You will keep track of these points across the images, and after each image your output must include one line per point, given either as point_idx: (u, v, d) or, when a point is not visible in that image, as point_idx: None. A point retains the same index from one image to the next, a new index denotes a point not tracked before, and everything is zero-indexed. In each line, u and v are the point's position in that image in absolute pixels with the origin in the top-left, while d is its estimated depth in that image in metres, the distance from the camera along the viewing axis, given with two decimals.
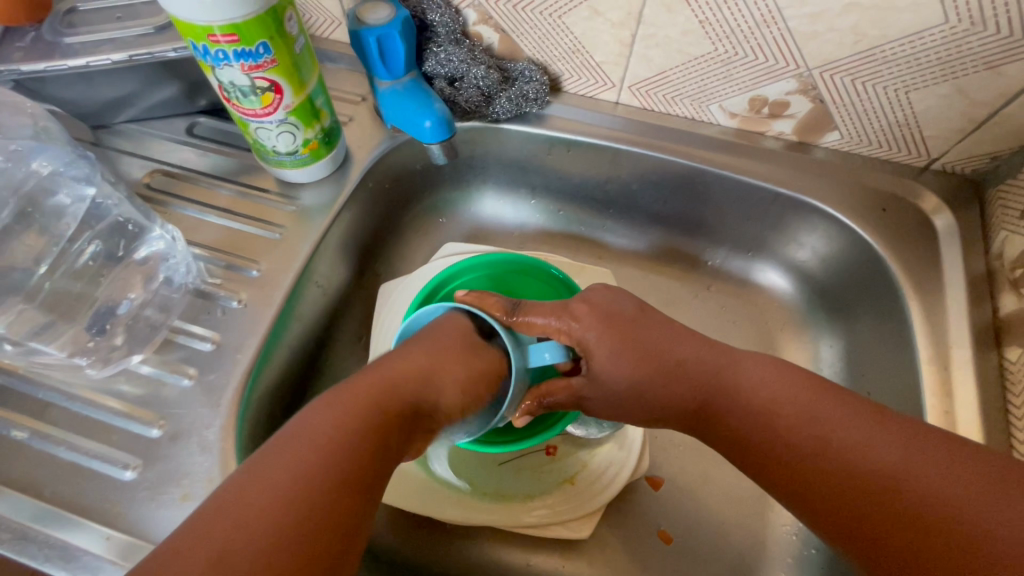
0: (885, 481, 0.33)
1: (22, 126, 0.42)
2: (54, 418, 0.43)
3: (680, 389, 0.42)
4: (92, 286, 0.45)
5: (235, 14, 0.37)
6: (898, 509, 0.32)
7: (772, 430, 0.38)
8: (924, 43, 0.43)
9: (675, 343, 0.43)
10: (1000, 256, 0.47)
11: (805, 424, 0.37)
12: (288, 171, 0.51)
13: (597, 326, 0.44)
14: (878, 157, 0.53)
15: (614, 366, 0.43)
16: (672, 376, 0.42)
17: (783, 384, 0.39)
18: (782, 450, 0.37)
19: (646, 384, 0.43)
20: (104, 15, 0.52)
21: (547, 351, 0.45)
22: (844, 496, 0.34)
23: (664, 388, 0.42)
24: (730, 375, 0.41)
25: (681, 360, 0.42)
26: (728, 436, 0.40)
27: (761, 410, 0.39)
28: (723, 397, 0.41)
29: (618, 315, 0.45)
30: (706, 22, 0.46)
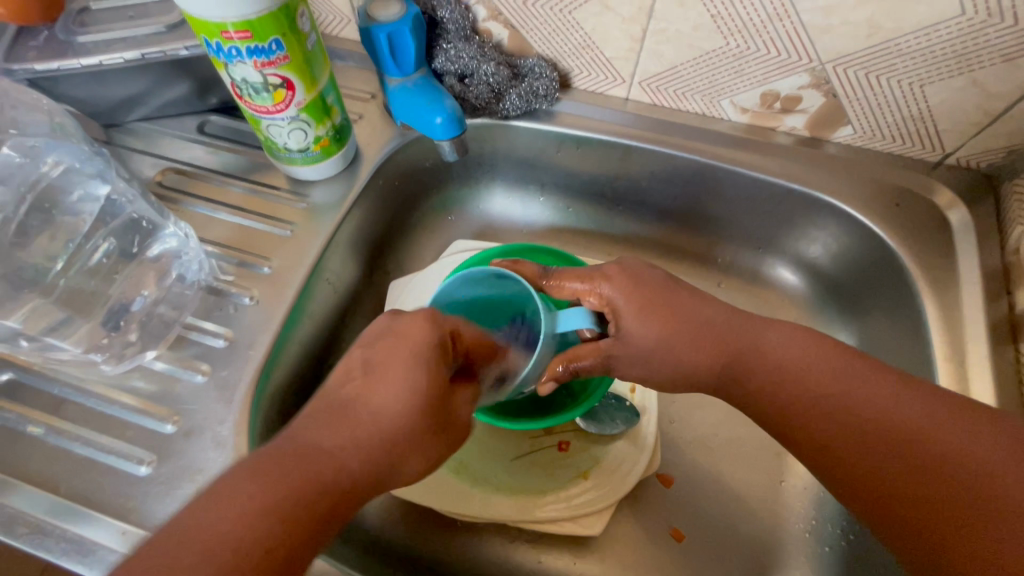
0: (913, 443, 0.34)
1: (37, 122, 0.42)
2: (69, 414, 0.43)
3: (707, 350, 0.41)
4: (106, 282, 0.45)
5: (248, 10, 0.37)
6: (922, 469, 0.33)
7: (799, 393, 0.38)
8: (939, 36, 0.42)
9: (700, 307, 0.43)
10: (1016, 251, 0.46)
11: (834, 390, 0.37)
12: (299, 168, 0.51)
13: (623, 283, 0.44)
14: (891, 152, 0.53)
15: (643, 326, 0.42)
16: (701, 337, 0.41)
17: (809, 349, 0.39)
18: (810, 415, 0.37)
19: (673, 346, 0.42)
20: (116, 14, 0.52)
21: (575, 317, 0.42)
22: (872, 459, 0.34)
23: (689, 351, 0.41)
24: (757, 339, 0.40)
25: (707, 325, 0.42)
26: (753, 402, 0.40)
27: (788, 376, 0.38)
28: (749, 362, 0.40)
29: (645, 278, 0.44)
30: (718, 16, 0.46)
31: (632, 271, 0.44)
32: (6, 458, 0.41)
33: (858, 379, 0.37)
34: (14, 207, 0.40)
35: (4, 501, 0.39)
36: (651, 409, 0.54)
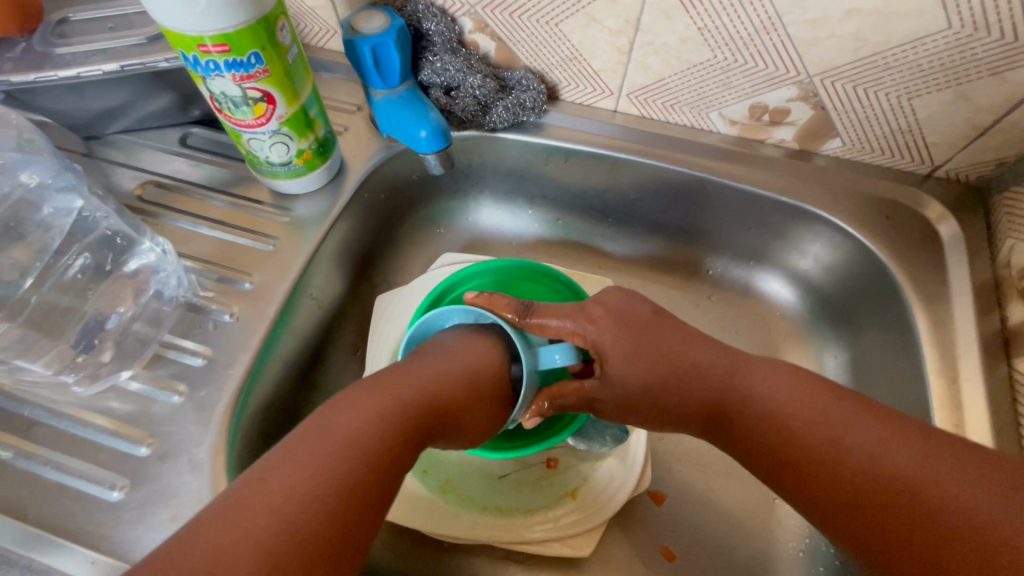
0: (897, 484, 0.33)
1: (7, 137, 0.41)
2: (39, 437, 0.42)
3: (691, 390, 0.41)
4: (80, 299, 0.44)
5: (225, 23, 0.36)
6: (908, 510, 0.32)
7: (781, 430, 0.37)
8: (926, 49, 0.42)
9: (686, 344, 0.43)
10: (1007, 265, 0.46)
11: (817, 426, 0.36)
12: (283, 182, 0.51)
13: (608, 326, 0.44)
14: (880, 164, 0.52)
15: (628, 370, 0.43)
16: (682, 377, 0.42)
17: (793, 388, 0.39)
18: (791, 451, 0.37)
19: (654, 384, 0.42)
20: (96, 26, 0.51)
21: (558, 353, 0.44)
22: (853, 498, 0.34)
23: (673, 388, 0.42)
24: (742, 377, 0.40)
25: (691, 362, 0.42)
26: (738, 438, 0.40)
27: (772, 413, 0.38)
28: (733, 400, 0.40)
29: (630, 320, 0.44)
30: (705, 29, 0.46)
31: (615, 310, 0.45)
32: None
33: (844, 416, 0.36)
34: None
35: None
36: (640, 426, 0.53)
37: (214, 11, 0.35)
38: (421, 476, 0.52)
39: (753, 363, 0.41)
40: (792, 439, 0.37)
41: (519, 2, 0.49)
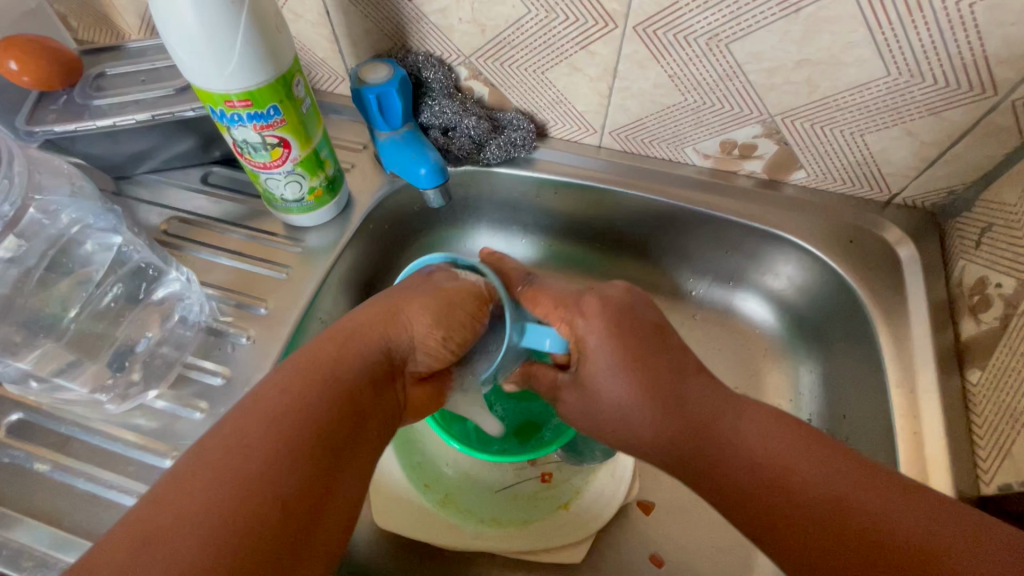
0: (889, 541, 0.32)
1: (60, 184, 0.46)
2: (73, 451, 0.46)
3: (680, 430, 0.41)
4: (113, 326, 0.48)
5: (249, 82, 0.41)
6: (882, 555, 0.32)
7: (761, 475, 0.37)
8: (871, 93, 0.47)
9: (686, 391, 0.42)
10: (959, 283, 0.50)
11: (816, 485, 0.36)
12: (295, 216, 0.55)
13: (601, 338, 0.43)
14: (843, 192, 0.57)
15: (608, 392, 0.43)
16: (670, 410, 0.41)
17: (773, 436, 0.39)
18: (786, 520, 0.35)
19: (643, 422, 0.42)
20: (130, 79, 0.57)
21: (549, 339, 0.44)
22: (854, 559, 0.33)
23: (662, 430, 0.41)
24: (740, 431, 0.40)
25: (688, 409, 0.41)
26: (728, 496, 0.39)
27: (765, 473, 0.37)
28: (725, 454, 0.39)
29: (628, 335, 0.43)
30: (675, 76, 0.51)
31: (616, 318, 0.44)
32: (14, 494, 0.44)
33: (841, 476, 0.36)
34: (35, 261, 0.44)
35: (10, 536, 0.42)
36: None
37: (239, 72, 0.40)
38: (424, 490, 0.56)
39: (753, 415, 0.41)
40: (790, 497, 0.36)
41: (509, 54, 0.55)
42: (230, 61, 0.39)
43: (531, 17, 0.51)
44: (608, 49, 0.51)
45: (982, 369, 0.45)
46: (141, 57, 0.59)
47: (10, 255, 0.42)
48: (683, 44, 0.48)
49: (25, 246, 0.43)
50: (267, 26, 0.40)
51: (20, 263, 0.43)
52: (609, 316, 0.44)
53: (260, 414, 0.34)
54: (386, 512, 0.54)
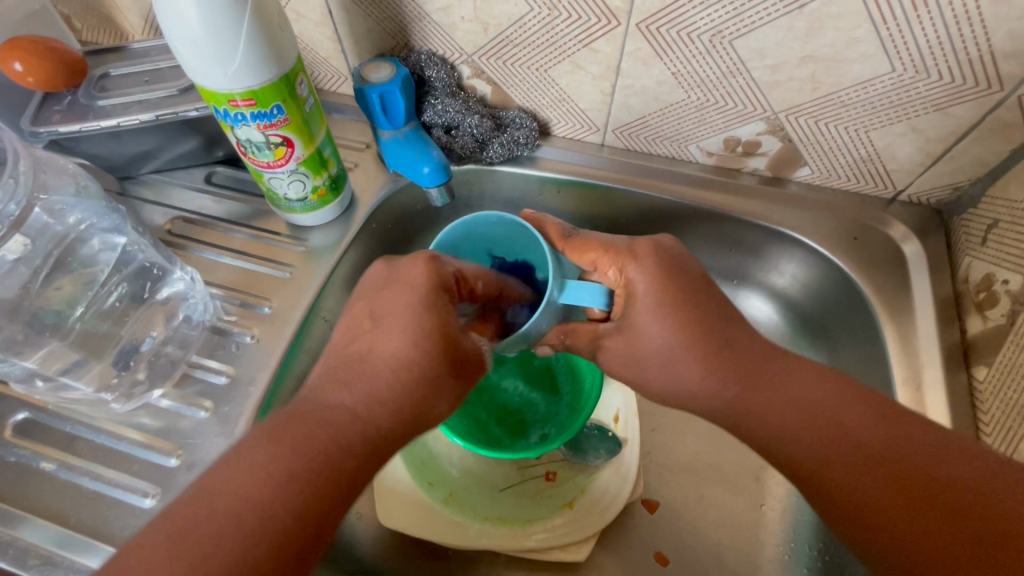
0: (936, 480, 0.34)
1: (64, 184, 0.46)
2: (79, 450, 0.46)
3: (728, 375, 0.41)
4: (118, 325, 0.48)
5: (252, 81, 0.41)
6: (928, 492, 0.34)
7: (807, 415, 0.39)
8: (875, 89, 0.47)
9: (738, 340, 0.42)
10: (965, 280, 0.50)
11: (859, 433, 0.37)
12: (298, 216, 0.55)
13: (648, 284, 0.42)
14: (847, 189, 0.57)
15: (656, 338, 0.42)
16: (719, 355, 0.42)
17: (817, 381, 0.40)
18: (833, 455, 0.37)
19: (689, 368, 0.42)
20: (133, 80, 0.58)
21: (589, 294, 0.42)
22: (891, 501, 0.35)
23: (712, 376, 0.42)
24: (787, 381, 0.41)
25: (736, 356, 0.42)
26: (770, 437, 0.40)
27: (812, 418, 0.39)
28: (770, 399, 0.40)
29: (677, 281, 0.43)
30: (678, 74, 0.51)
31: (668, 263, 0.43)
32: (20, 494, 0.44)
33: (885, 426, 0.37)
34: (41, 259, 0.44)
35: (17, 535, 0.42)
36: (633, 440, 0.57)
37: (243, 71, 0.40)
38: (428, 488, 0.56)
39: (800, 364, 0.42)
40: (836, 440, 0.37)
41: (511, 52, 0.54)
42: (233, 60, 0.40)
43: (534, 15, 0.50)
44: (611, 47, 0.51)
45: (989, 366, 0.45)
46: (145, 57, 0.60)
47: (18, 257, 0.43)
48: (686, 41, 0.48)
49: (31, 245, 0.43)
50: (271, 25, 0.40)
51: (29, 262, 0.43)
52: (661, 261, 0.43)
53: (304, 421, 0.38)
54: (391, 509, 0.54)
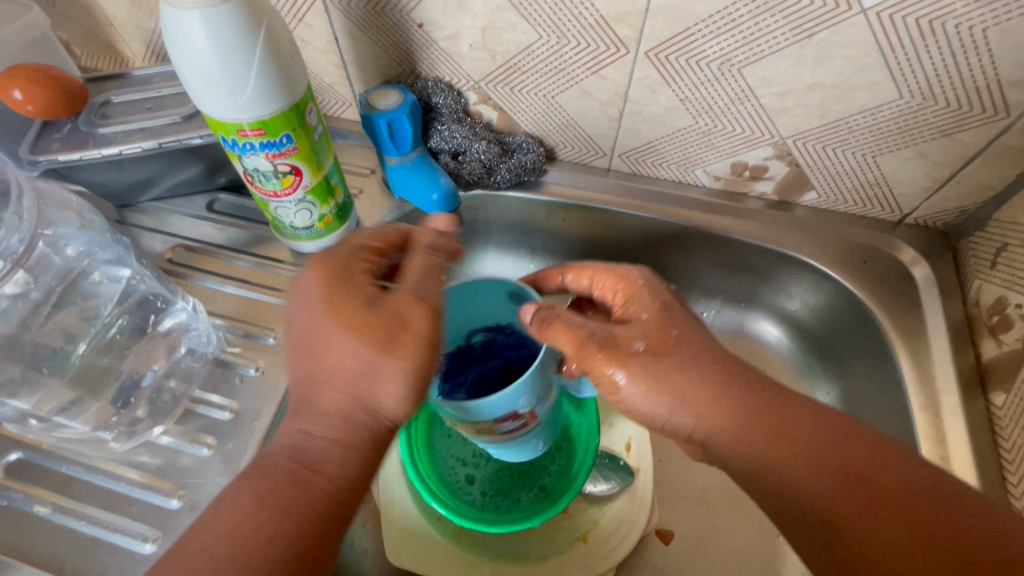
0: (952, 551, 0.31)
1: (66, 218, 0.44)
2: (75, 491, 0.44)
3: (772, 442, 0.36)
4: (118, 358, 0.47)
5: (263, 110, 0.40)
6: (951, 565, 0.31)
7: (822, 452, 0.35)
8: (883, 116, 0.47)
9: (799, 407, 0.37)
10: (976, 303, 0.50)
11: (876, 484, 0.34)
12: (303, 243, 0.54)
13: (654, 313, 0.40)
14: (853, 213, 0.57)
15: (682, 373, 0.38)
16: (756, 428, 0.36)
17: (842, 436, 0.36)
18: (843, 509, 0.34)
19: (719, 422, 0.37)
20: (135, 107, 0.57)
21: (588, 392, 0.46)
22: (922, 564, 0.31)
23: (761, 439, 0.36)
24: (858, 460, 0.35)
25: (792, 420, 0.37)
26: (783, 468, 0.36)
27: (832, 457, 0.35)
28: (809, 473, 0.35)
29: (679, 319, 0.40)
30: (686, 100, 0.51)
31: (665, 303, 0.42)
32: (14, 540, 0.42)
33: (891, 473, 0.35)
34: (42, 295, 0.43)
35: None
36: (646, 469, 0.55)
37: (254, 100, 0.39)
38: (435, 523, 0.54)
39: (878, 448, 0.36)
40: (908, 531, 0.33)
41: (519, 79, 0.55)
42: (246, 87, 0.39)
43: (542, 43, 0.50)
44: (619, 74, 0.51)
45: (1007, 393, 0.45)
46: (147, 84, 0.59)
47: (16, 292, 0.41)
48: (695, 69, 0.48)
49: (32, 282, 0.42)
50: (282, 52, 0.39)
51: (26, 299, 0.42)
52: (658, 297, 0.41)
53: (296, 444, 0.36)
54: (396, 545, 0.52)
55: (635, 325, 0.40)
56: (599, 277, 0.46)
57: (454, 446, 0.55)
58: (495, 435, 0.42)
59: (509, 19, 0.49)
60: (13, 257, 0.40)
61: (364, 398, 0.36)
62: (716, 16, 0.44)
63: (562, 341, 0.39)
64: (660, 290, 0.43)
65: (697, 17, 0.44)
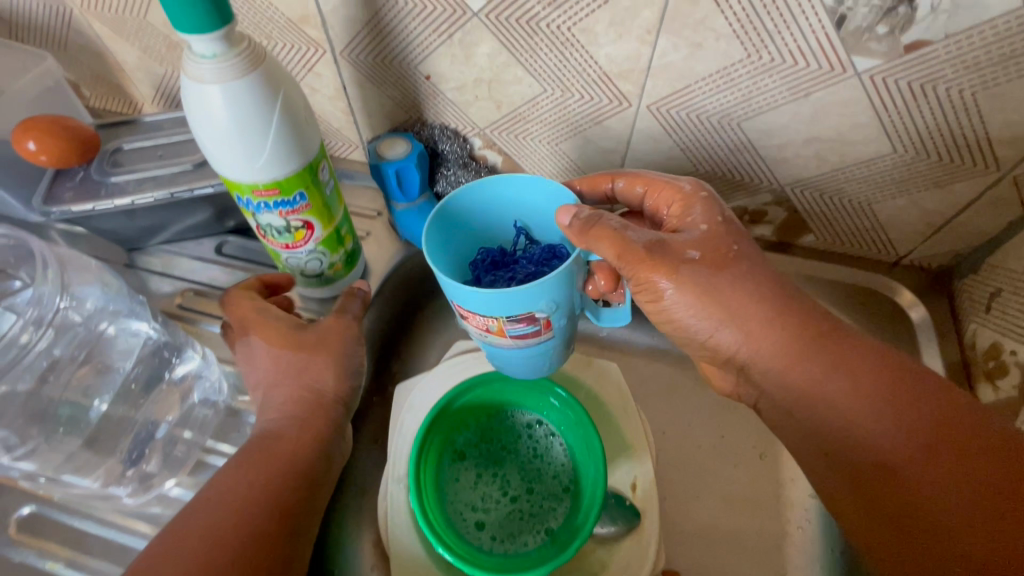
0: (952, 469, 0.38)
1: (85, 281, 0.46)
2: (88, 547, 0.46)
3: (821, 376, 0.42)
4: (134, 408, 0.49)
5: (277, 173, 0.41)
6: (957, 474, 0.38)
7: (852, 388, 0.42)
8: (878, 167, 0.48)
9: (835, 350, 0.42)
10: (972, 347, 0.52)
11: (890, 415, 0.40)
12: (313, 288, 0.55)
13: (713, 226, 0.45)
14: (851, 254, 0.58)
15: (735, 290, 0.43)
16: (806, 360, 0.42)
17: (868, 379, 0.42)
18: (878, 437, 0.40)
19: (775, 351, 0.43)
20: (145, 154, 0.58)
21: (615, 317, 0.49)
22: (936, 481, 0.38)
23: (805, 372, 0.42)
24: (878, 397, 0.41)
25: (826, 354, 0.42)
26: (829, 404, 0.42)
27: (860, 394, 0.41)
28: (854, 412, 0.41)
29: (734, 230, 0.45)
30: (687, 149, 0.53)
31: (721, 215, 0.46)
32: None
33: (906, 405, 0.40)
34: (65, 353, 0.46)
35: None
36: (652, 511, 0.55)
37: (269, 164, 0.40)
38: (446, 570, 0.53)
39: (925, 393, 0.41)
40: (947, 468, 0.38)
41: (523, 127, 0.56)
42: (262, 152, 0.40)
43: (547, 95, 0.52)
44: (622, 125, 0.52)
45: None
46: (158, 131, 0.60)
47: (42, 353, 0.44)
48: (695, 122, 0.50)
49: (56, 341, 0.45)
50: (297, 119, 0.41)
51: (50, 356, 0.45)
52: (717, 213, 0.46)
53: (277, 442, 0.44)
54: None
55: (693, 236, 0.44)
56: (655, 188, 0.48)
57: (464, 491, 0.56)
58: (505, 338, 0.44)
59: (514, 73, 0.51)
60: (41, 320, 0.43)
61: (309, 383, 0.47)
62: (715, 75, 0.45)
63: (604, 245, 0.41)
64: (717, 205, 0.46)
65: (697, 76, 0.46)
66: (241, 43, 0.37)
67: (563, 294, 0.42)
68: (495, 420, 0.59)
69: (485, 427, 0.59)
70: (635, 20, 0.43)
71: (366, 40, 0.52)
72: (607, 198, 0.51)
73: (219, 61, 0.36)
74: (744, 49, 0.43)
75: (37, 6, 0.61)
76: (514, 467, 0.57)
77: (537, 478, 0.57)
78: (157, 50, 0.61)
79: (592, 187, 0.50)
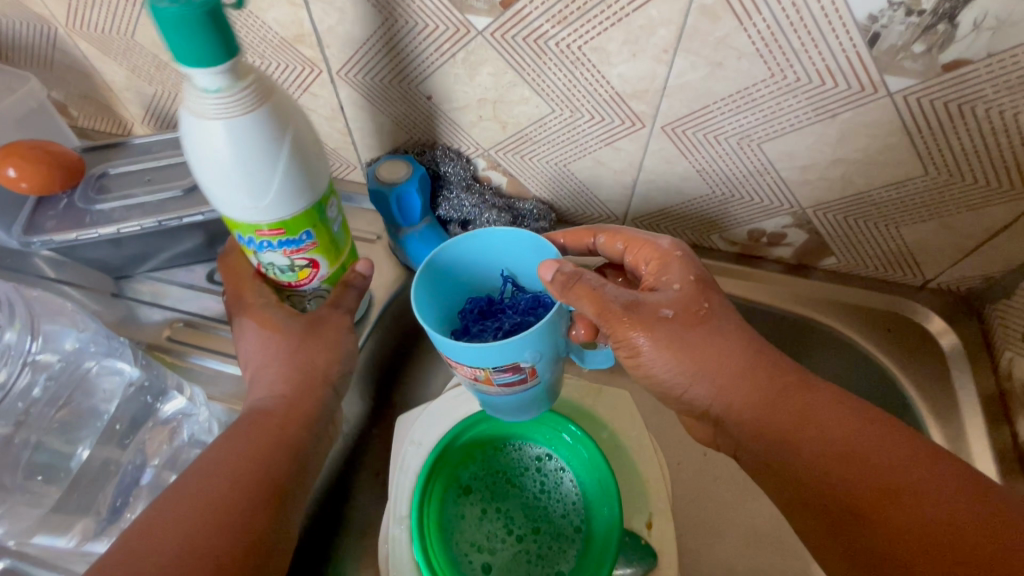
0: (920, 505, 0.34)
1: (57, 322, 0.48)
2: None
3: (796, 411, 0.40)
4: (120, 449, 0.49)
5: (283, 213, 0.38)
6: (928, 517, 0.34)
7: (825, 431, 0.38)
8: (908, 189, 0.46)
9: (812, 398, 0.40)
10: (1009, 377, 0.49)
11: (860, 453, 0.37)
12: None
13: (686, 286, 0.43)
14: (877, 278, 0.55)
15: (708, 344, 0.41)
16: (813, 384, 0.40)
17: (840, 418, 0.38)
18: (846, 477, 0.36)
19: (742, 401, 0.41)
20: (133, 178, 0.55)
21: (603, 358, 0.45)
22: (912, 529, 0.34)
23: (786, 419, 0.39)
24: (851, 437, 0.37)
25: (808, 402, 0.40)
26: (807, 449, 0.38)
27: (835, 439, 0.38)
28: (828, 455, 0.37)
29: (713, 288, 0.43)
30: (703, 171, 0.50)
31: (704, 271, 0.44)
32: None
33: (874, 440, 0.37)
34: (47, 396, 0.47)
35: None
36: (669, 552, 0.52)
37: (274, 204, 0.38)
38: None
39: (891, 431, 0.37)
40: (906, 509, 0.34)
41: (529, 148, 0.53)
42: (267, 192, 0.37)
43: (555, 116, 0.49)
44: (634, 146, 0.50)
45: None
46: (147, 154, 0.57)
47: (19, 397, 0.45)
48: (712, 142, 0.47)
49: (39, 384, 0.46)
50: (307, 155, 0.38)
51: (28, 398, 0.45)
52: (692, 271, 0.43)
53: None
54: None
55: (668, 295, 0.42)
56: (635, 245, 0.47)
57: (467, 530, 0.53)
58: (493, 386, 0.40)
59: (520, 93, 0.48)
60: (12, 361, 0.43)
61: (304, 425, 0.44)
62: (736, 95, 0.43)
63: (584, 304, 0.39)
64: (694, 264, 0.44)
65: (716, 96, 0.43)
66: (247, 75, 0.34)
67: (545, 340, 0.37)
68: (501, 456, 0.56)
69: (490, 462, 0.56)
70: (651, 38, 0.41)
71: (365, 59, 0.49)
72: (589, 250, 0.50)
73: (224, 97, 0.33)
74: (767, 67, 0.40)
75: (22, 24, 0.58)
76: (522, 505, 0.54)
77: (546, 516, 0.53)
78: (147, 69, 0.58)
79: (575, 240, 0.49)
